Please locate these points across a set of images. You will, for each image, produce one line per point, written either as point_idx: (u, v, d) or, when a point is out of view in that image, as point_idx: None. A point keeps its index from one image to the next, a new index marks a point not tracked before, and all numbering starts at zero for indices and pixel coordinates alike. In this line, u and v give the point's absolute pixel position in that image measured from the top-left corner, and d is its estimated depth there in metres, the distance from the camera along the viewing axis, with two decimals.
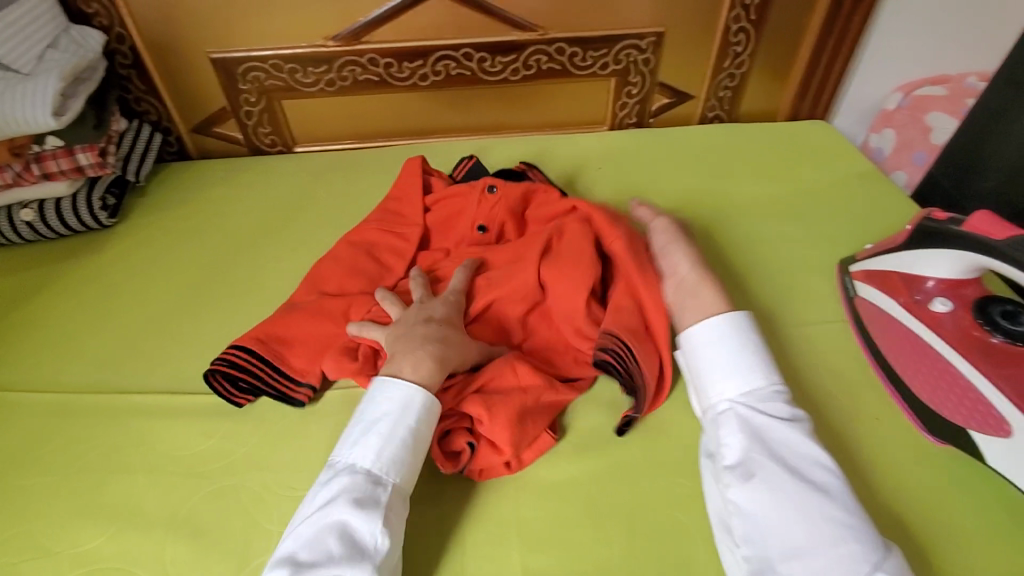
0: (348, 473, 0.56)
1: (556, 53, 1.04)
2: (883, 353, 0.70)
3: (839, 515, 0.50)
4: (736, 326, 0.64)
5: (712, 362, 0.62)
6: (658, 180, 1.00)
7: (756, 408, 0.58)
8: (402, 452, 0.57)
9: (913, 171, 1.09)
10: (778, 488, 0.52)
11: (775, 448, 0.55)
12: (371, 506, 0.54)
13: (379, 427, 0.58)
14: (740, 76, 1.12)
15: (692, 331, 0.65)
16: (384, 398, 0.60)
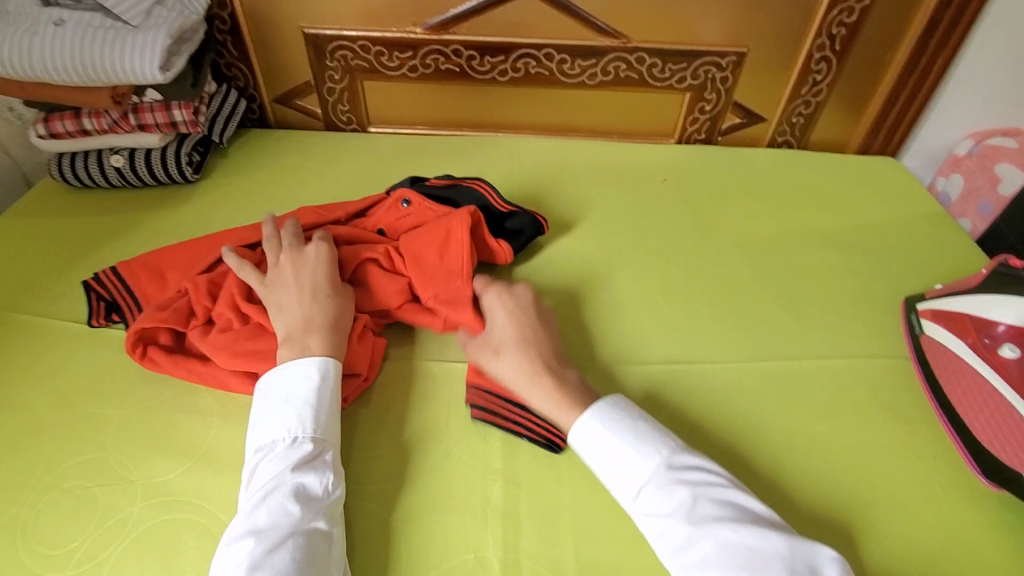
0: (282, 445, 0.57)
1: (636, 62, 1.06)
2: (944, 391, 0.69)
3: (789, 557, 0.49)
4: (607, 413, 0.60)
5: (612, 452, 0.58)
6: (724, 198, 1.01)
7: (677, 469, 0.56)
8: (327, 413, 0.61)
9: (977, 220, 1.09)
10: (733, 547, 0.50)
11: (709, 504, 0.53)
12: (316, 467, 0.57)
13: (305, 397, 0.60)
14: (815, 104, 1.13)
15: (573, 432, 0.60)
16: (295, 374, 0.61)
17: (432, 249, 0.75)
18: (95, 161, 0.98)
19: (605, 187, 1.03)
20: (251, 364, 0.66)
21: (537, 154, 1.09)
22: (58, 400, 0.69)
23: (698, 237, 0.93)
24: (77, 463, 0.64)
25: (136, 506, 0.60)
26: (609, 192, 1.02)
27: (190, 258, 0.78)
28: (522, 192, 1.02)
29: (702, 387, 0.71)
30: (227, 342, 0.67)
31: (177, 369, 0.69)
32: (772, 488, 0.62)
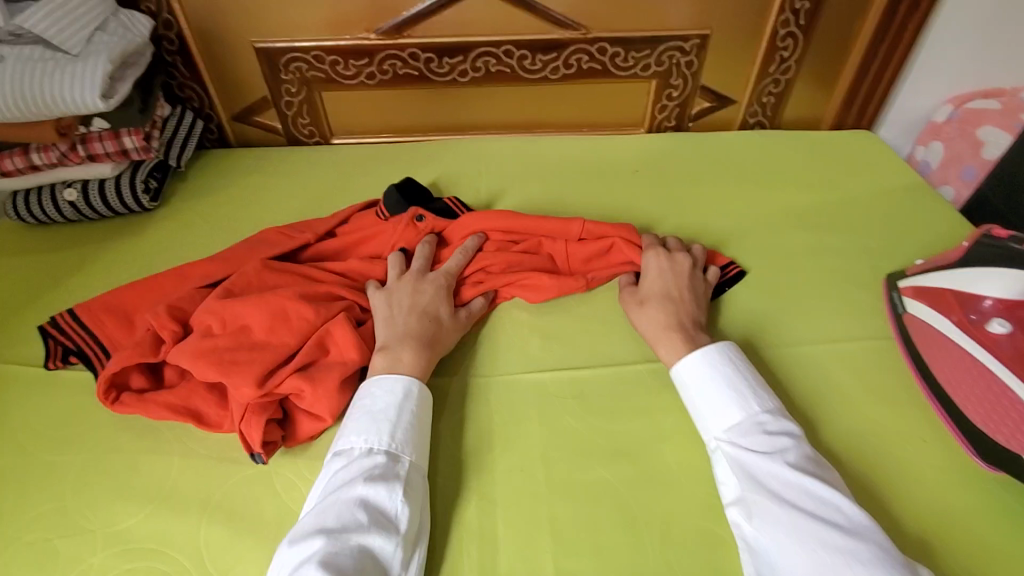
0: (359, 453, 0.57)
1: (598, 53, 1.03)
2: (930, 370, 0.67)
3: (832, 541, 0.49)
4: (711, 360, 0.63)
5: (699, 398, 0.62)
6: (698, 185, 0.98)
7: (741, 445, 0.57)
8: (409, 431, 0.60)
9: (960, 186, 1.06)
10: (774, 526, 0.51)
11: (763, 482, 0.54)
12: (390, 480, 0.55)
13: (401, 406, 0.61)
14: (785, 82, 1.10)
15: (675, 372, 0.65)
16: (384, 387, 0.62)
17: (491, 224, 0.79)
18: (47, 197, 0.95)
19: (576, 183, 1.00)
20: (230, 374, 0.63)
21: (505, 154, 1.06)
22: (12, 449, 0.67)
23: (673, 227, 0.91)
24: (30, 517, 0.61)
25: (95, 557, 0.57)
26: (580, 187, 0.99)
27: (159, 295, 0.75)
28: (491, 193, 0.99)
29: None
30: (208, 347, 0.64)
31: (148, 411, 0.65)
32: None
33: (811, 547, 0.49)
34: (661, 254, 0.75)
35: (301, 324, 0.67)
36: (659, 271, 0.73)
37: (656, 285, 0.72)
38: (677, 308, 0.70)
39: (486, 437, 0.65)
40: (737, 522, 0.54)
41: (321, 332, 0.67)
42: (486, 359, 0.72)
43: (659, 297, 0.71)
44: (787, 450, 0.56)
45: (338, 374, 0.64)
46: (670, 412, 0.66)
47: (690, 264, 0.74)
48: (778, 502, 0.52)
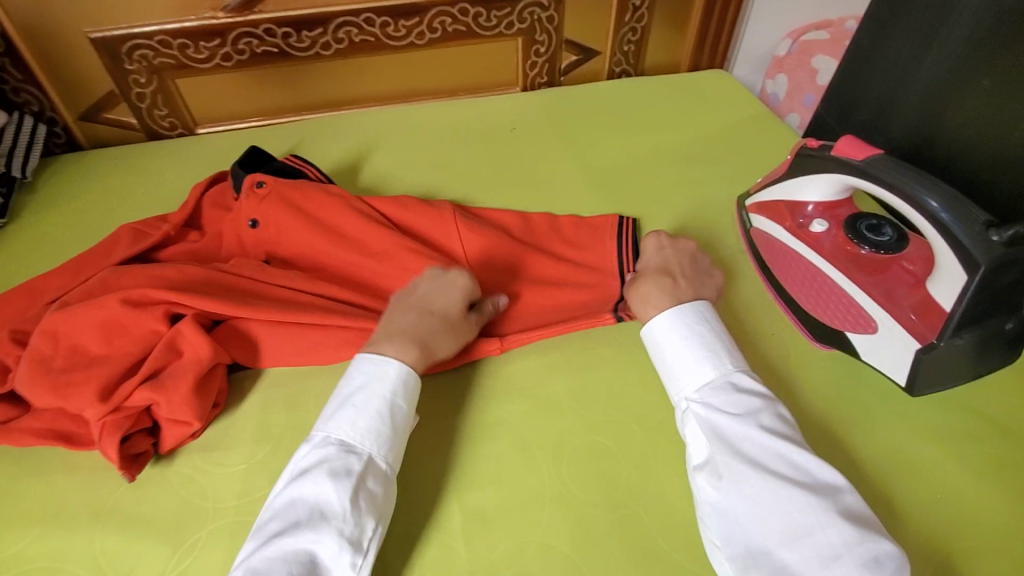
0: (315, 443, 0.55)
1: (460, 14, 1.04)
2: (773, 273, 0.73)
3: (802, 499, 0.49)
4: (682, 321, 0.63)
5: (672, 360, 0.61)
6: (572, 136, 1.03)
7: (715, 404, 0.57)
8: (386, 427, 0.57)
9: (803, 113, 1.19)
10: (747, 488, 0.51)
11: (734, 440, 0.54)
12: (339, 473, 0.52)
13: (374, 390, 0.58)
14: (641, 30, 1.16)
15: (646, 329, 0.64)
16: (361, 369, 0.59)
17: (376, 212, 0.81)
18: None
19: (456, 147, 1.01)
20: (68, 396, 0.59)
21: (381, 126, 1.05)
22: None
23: (551, 179, 0.95)
24: None
25: None
26: (460, 151, 1.01)
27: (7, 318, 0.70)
28: (372, 168, 0.98)
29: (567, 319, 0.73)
30: (40, 372, 0.60)
31: (8, 435, 0.61)
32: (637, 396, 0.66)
33: (776, 504, 0.50)
34: (666, 241, 0.75)
35: (142, 331, 0.62)
36: (659, 250, 0.73)
37: (654, 263, 0.71)
38: (675, 281, 0.68)
39: None
40: (706, 478, 0.54)
41: (168, 334, 0.62)
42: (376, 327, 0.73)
43: (657, 270, 0.70)
44: (757, 412, 0.56)
45: (188, 376, 0.59)
46: (558, 347, 0.71)
47: (692, 249, 0.74)
48: (750, 466, 0.52)
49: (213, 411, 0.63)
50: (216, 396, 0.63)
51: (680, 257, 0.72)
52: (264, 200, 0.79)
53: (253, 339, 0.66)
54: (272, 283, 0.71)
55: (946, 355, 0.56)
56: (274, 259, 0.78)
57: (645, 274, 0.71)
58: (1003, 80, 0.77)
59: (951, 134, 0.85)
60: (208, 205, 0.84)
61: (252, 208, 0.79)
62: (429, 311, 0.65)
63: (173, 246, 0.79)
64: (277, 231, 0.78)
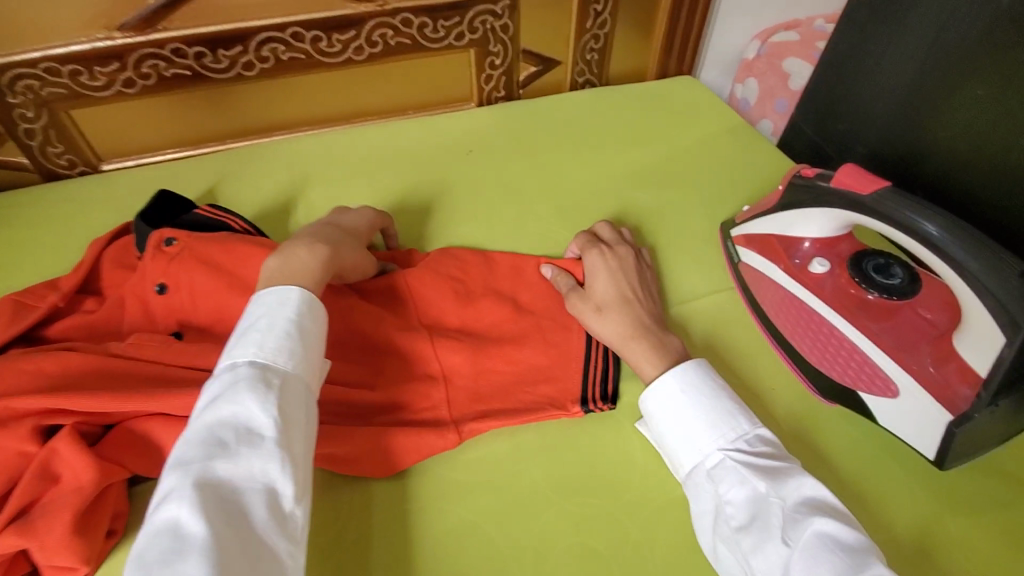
0: (220, 372, 0.50)
1: (402, 25, 0.92)
2: (769, 317, 0.65)
3: (868, 542, 0.44)
4: (704, 370, 0.57)
5: (700, 405, 0.54)
6: (533, 158, 0.92)
7: (754, 454, 0.51)
8: (298, 342, 0.53)
9: (776, 119, 1.12)
10: (818, 535, 0.44)
11: (787, 485, 0.48)
12: (257, 390, 0.48)
13: (277, 311, 0.54)
14: (604, 36, 1.06)
15: (673, 377, 0.56)
16: (261, 300, 0.55)
17: None
18: None
19: (406, 174, 0.90)
20: None
21: (319, 154, 0.93)
22: None
23: (513, 209, 0.85)
24: None
25: None
26: (409, 177, 0.89)
27: None
28: (309, 204, 0.86)
29: (541, 384, 0.64)
30: None
31: None
32: (622, 477, 0.57)
33: (850, 549, 0.43)
34: (606, 253, 0.69)
35: (7, 456, 0.51)
36: (610, 270, 0.67)
37: (610, 288, 0.65)
38: (641, 311, 0.64)
39: (324, 507, 0.56)
40: (764, 535, 0.46)
41: (39, 457, 0.50)
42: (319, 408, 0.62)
43: (620, 300, 0.64)
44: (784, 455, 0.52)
45: (65, 513, 0.48)
46: (532, 421, 0.61)
47: (634, 258, 0.69)
48: (815, 512, 0.46)
49: (107, 543, 0.51)
50: (109, 521, 0.52)
51: (631, 274, 0.67)
52: (173, 260, 0.66)
53: (156, 446, 0.55)
54: (184, 368, 0.59)
55: (975, 427, 0.49)
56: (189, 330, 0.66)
57: (602, 300, 0.65)
58: (996, 88, 0.71)
59: (941, 149, 0.79)
60: (105, 268, 0.71)
61: (158, 269, 0.66)
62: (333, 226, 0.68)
63: (63, 320, 0.66)
64: (188, 297, 0.65)
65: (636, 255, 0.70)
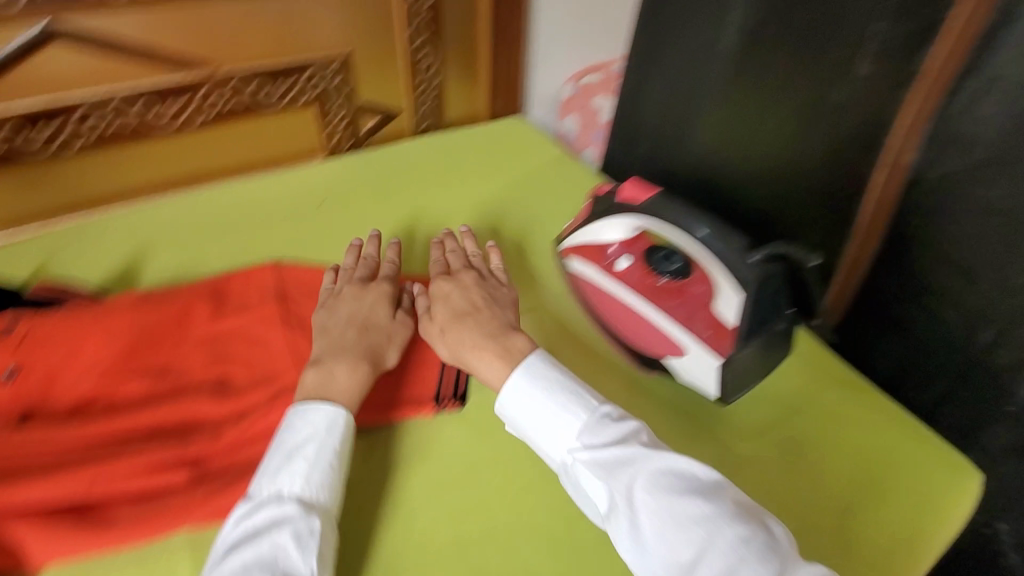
0: (267, 500, 0.55)
1: (236, 90, 0.95)
2: (597, 314, 0.77)
3: (704, 511, 0.49)
4: (534, 374, 0.62)
5: (542, 418, 0.60)
6: (384, 200, 1.00)
7: (597, 442, 0.57)
8: (332, 478, 0.58)
9: (596, 147, 1.34)
10: (656, 515, 0.50)
11: (621, 474, 0.53)
12: (301, 540, 0.52)
13: (319, 441, 0.59)
14: (436, 88, 1.18)
15: (505, 396, 0.62)
16: (304, 420, 0.60)
17: (176, 329, 0.71)
18: None
19: (257, 230, 0.92)
20: None
21: (160, 220, 0.91)
22: None
23: None
24: None
25: None
26: (262, 233, 0.91)
27: None
28: (156, 272, 0.85)
29: (408, 406, 0.70)
30: None
31: None
32: (489, 468, 0.65)
33: (690, 523, 0.49)
34: (452, 280, 0.76)
35: None
36: (454, 293, 0.74)
37: (448, 309, 0.72)
38: (480, 320, 0.70)
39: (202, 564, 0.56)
40: (620, 524, 0.53)
41: None
42: (198, 467, 0.61)
43: (458, 317, 0.71)
44: (635, 431, 0.57)
45: None
46: (402, 441, 0.68)
47: (475, 278, 0.76)
48: (649, 491, 0.51)
49: None
50: None
51: (478, 292, 0.74)
52: (21, 345, 0.65)
53: (16, 537, 0.53)
54: (38, 453, 0.59)
55: (739, 364, 0.65)
56: (37, 416, 0.63)
57: (451, 326, 0.71)
58: (736, 108, 0.87)
59: (716, 162, 0.93)
60: None
61: (5, 357, 0.64)
62: (348, 319, 0.72)
63: None
64: (44, 381, 0.64)
65: (477, 276, 0.76)
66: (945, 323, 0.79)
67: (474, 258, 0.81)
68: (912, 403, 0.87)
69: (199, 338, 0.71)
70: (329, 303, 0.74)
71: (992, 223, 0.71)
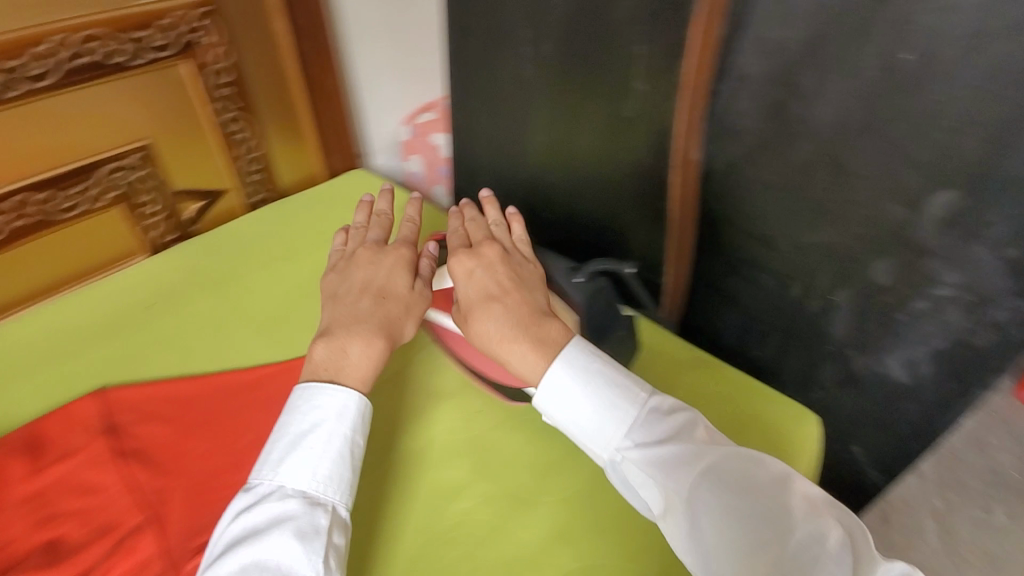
0: (273, 495, 0.58)
1: (20, 207, 0.89)
2: (460, 358, 0.79)
3: (769, 509, 0.54)
4: (576, 371, 0.64)
5: (584, 417, 0.63)
6: (222, 289, 0.93)
7: (650, 439, 0.60)
8: (341, 470, 0.60)
9: (445, 183, 1.38)
10: (715, 512, 0.55)
11: (675, 473, 0.57)
12: (307, 539, 0.55)
13: (329, 431, 0.61)
14: (260, 157, 1.15)
15: (540, 395, 0.64)
16: (315, 403, 0.62)
17: None
18: None
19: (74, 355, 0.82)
20: None
21: None
22: None
23: (211, 341, 0.84)
24: None
25: None
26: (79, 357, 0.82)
27: None
28: None
29: None
30: None
31: None
32: (378, 547, 0.64)
33: (754, 522, 0.53)
34: (473, 254, 0.74)
35: None
36: (474, 271, 0.72)
37: (475, 285, 0.71)
38: (507, 300, 0.68)
39: None
40: (672, 517, 0.57)
41: None
42: None
43: (482, 294, 0.70)
44: (687, 423, 0.61)
45: None
46: None
47: (495, 252, 0.74)
48: (707, 489, 0.55)
49: None
50: None
51: (500, 262, 0.73)
52: None
53: None
54: None
55: None
56: None
57: (475, 302, 0.70)
58: (558, 130, 0.96)
59: (554, 181, 1.02)
60: None
61: None
62: (354, 293, 0.74)
63: None
64: None
65: (501, 250, 0.75)
66: (765, 288, 0.90)
67: (494, 219, 0.81)
68: (758, 360, 0.98)
69: (21, 499, 0.67)
70: (356, 262, 0.79)
71: (773, 198, 0.81)
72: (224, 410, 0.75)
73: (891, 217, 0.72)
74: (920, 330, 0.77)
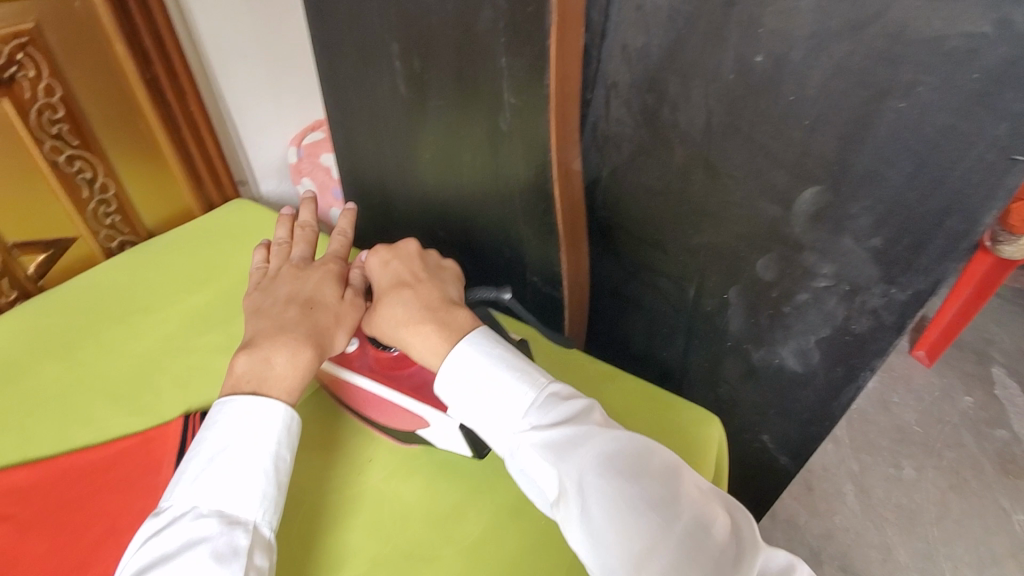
0: (188, 517, 0.53)
1: None
2: (347, 403, 0.73)
3: (660, 496, 0.49)
4: (479, 352, 0.60)
5: (485, 398, 0.58)
6: (70, 353, 0.83)
7: (548, 420, 0.55)
8: (269, 485, 0.56)
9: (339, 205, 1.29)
10: (608, 497, 0.49)
11: (571, 456, 0.52)
12: (223, 560, 0.50)
13: (251, 444, 0.57)
14: (112, 199, 1.11)
15: (442, 381, 0.60)
16: (233, 417, 0.58)
17: None
18: None
19: None
20: None
21: None
22: None
23: (54, 412, 0.76)
24: None
25: None
26: None
27: None
28: None
29: None
30: None
31: None
32: None
33: (643, 509, 0.48)
34: (382, 261, 0.70)
35: None
36: (386, 269, 0.69)
37: (389, 287, 0.67)
38: (431, 299, 0.65)
39: None
40: (567, 501, 0.51)
41: None
42: None
43: (395, 294, 0.66)
44: (588, 408, 0.56)
45: None
46: None
47: (416, 249, 0.71)
48: (601, 473, 0.50)
49: None
50: None
51: (422, 266, 0.69)
52: None
53: None
54: None
55: None
56: None
57: (392, 304, 0.65)
58: (437, 155, 0.93)
59: (443, 204, 0.99)
60: None
61: None
62: (272, 307, 0.68)
63: None
64: None
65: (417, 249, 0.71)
66: (662, 291, 0.90)
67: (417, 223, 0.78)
68: (669, 360, 0.98)
69: None
70: (274, 281, 0.73)
71: (658, 202, 0.80)
72: (73, 498, 0.66)
73: (765, 215, 0.72)
74: (806, 320, 0.78)
